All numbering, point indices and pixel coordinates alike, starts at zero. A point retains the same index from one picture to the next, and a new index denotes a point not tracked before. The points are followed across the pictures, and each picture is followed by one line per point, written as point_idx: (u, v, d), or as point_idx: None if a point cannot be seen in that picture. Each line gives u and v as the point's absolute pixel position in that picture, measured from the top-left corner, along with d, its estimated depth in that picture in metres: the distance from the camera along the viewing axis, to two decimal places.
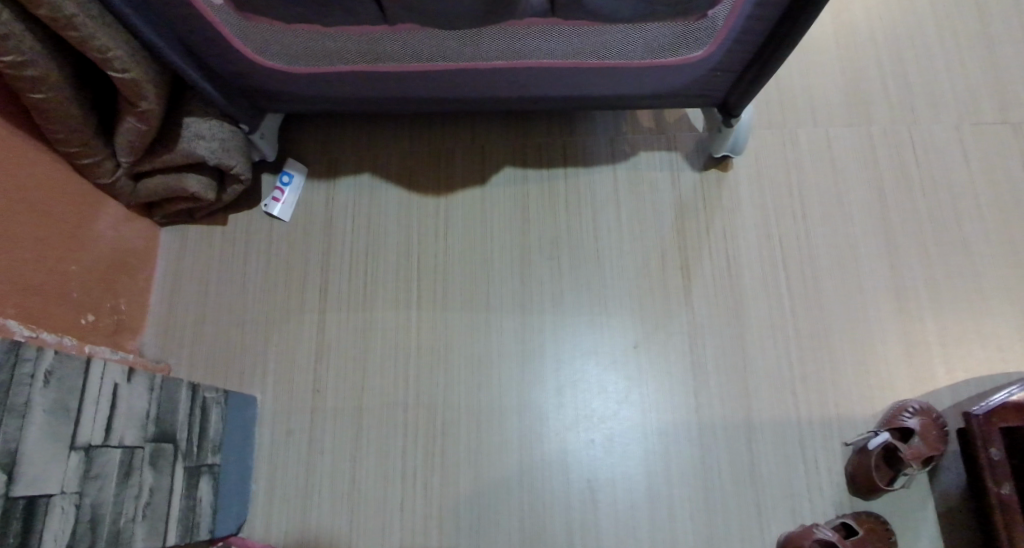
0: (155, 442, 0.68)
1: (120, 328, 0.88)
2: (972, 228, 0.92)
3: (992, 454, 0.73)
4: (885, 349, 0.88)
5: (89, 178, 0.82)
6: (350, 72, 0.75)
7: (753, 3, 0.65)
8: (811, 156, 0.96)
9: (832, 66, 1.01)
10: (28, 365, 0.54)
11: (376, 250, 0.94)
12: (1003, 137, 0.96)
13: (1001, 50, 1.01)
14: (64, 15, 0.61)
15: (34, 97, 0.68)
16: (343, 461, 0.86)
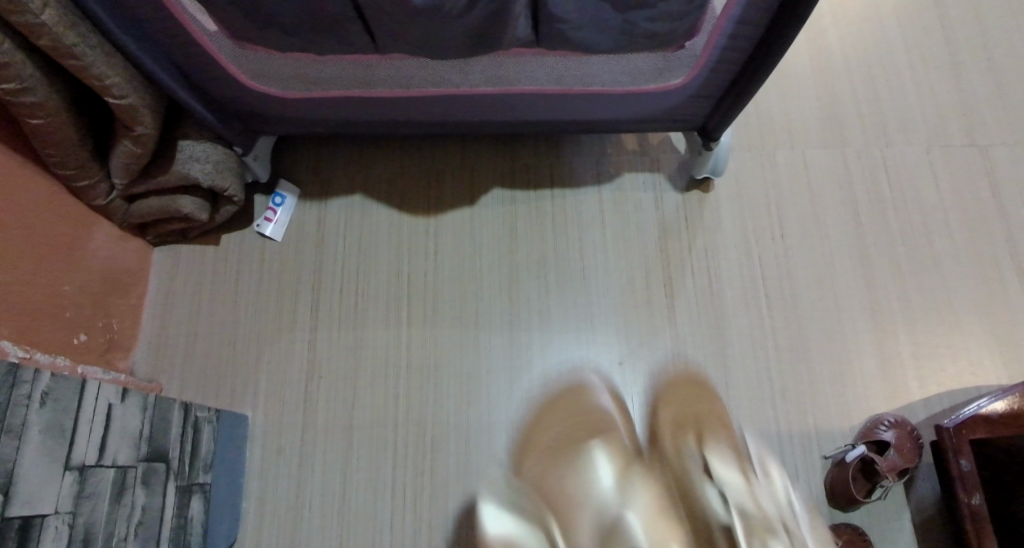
0: (148, 461, 0.69)
1: (111, 347, 0.88)
2: (943, 247, 0.96)
3: (962, 465, 0.76)
4: (861, 364, 0.91)
5: (84, 200, 0.83)
6: (342, 98, 0.77)
7: (728, 35, 0.69)
8: (789, 177, 1.00)
9: (808, 91, 1.05)
10: (26, 386, 0.55)
11: (366, 270, 0.95)
12: (971, 159, 1.01)
13: (968, 74, 1.06)
14: (64, 44, 0.62)
15: (33, 123, 0.70)
16: (333, 479, 0.87)
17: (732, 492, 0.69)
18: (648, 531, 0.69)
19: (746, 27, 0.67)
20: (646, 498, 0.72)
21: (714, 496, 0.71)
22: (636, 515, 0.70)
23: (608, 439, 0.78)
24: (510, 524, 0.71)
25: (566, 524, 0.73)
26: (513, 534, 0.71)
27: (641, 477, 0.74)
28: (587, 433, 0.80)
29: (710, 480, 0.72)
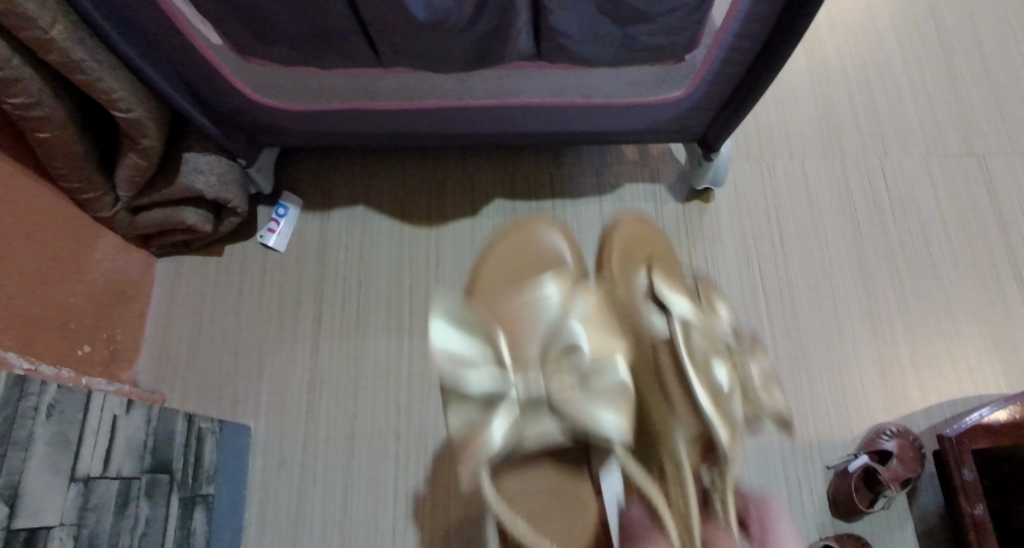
0: (152, 472, 0.69)
1: (114, 358, 0.89)
2: (942, 255, 0.96)
3: (965, 475, 0.77)
4: (861, 373, 0.91)
5: (88, 212, 0.84)
6: (345, 110, 0.78)
7: (727, 48, 0.70)
8: (788, 186, 1.01)
9: (806, 100, 1.06)
10: (31, 399, 0.55)
11: (368, 281, 0.96)
12: (969, 167, 1.01)
13: (964, 83, 1.07)
14: (72, 60, 0.63)
15: (40, 136, 0.70)
16: (335, 490, 0.87)
17: (678, 302, 0.70)
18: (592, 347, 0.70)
19: (744, 41, 0.68)
20: (590, 313, 0.75)
21: (658, 326, 0.71)
22: (583, 327, 0.73)
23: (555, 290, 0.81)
24: (459, 348, 0.68)
25: (516, 343, 0.75)
26: (458, 356, 0.68)
27: (587, 302, 0.76)
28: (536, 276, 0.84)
29: (656, 304, 0.73)
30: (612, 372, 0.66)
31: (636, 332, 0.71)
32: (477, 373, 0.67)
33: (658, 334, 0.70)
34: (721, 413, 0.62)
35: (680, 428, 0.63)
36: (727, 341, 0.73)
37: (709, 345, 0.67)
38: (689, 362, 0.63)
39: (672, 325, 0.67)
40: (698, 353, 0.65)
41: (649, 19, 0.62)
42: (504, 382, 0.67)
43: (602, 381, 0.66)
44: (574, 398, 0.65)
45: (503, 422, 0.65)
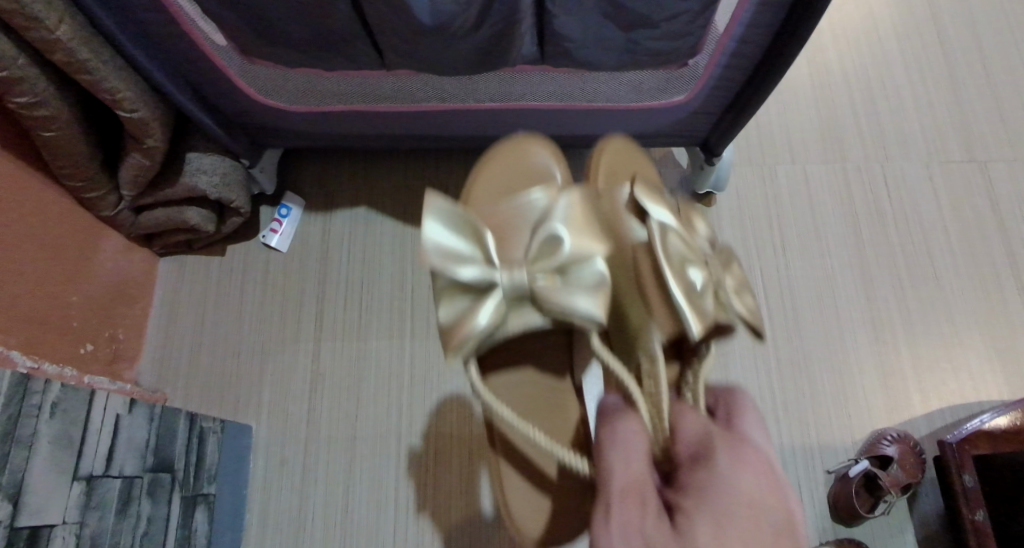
0: (154, 471, 0.70)
1: (117, 357, 0.89)
2: (943, 261, 0.97)
3: (966, 481, 0.76)
4: (862, 378, 0.91)
5: (92, 211, 0.84)
6: (349, 112, 0.79)
7: (730, 54, 0.70)
8: (790, 191, 1.01)
9: (808, 106, 1.06)
10: (36, 397, 0.56)
11: (371, 282, 0.96)
12: (970, 174, 1.02)
13: (966, 90, 1.07)
14: (78, 60, 0.63)
15: (44, 135, 0.71)
16: (336, 491, 0.87)
17: (656, 202, 0.54)
18: (575, 237, 0.56)
19: (747, 46, 0.69)
20: (576, 211, 0.57)
21: (637, 229, 0.55)
22: (564, 223, 0.56)
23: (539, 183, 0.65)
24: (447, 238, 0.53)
25: (500, 237, 0.59)
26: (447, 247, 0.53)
27: (573, 195, 0.58)
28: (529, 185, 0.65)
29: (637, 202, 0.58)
30: (593, 268, 0.54)
31: (609, 231, 0.57)
32: (465, 263, 0.53)
33: (636, 237, 0.55)
34: (697, 309, 0.49)
35: (658, 325, 0.52)
36: (712, 246, 0.58)
37: (692, 248, 0.53)
38: (667, 263, 0.50)
39: (649, 224, 0.53)
40: (675, 255, 0.51)
41: (652, 24, 0.63)
42: (490, 270, 0.53)
43: (582, 274, 0.54)
44: (555, 287, 0.53)
45: (488, 312, 0.53)
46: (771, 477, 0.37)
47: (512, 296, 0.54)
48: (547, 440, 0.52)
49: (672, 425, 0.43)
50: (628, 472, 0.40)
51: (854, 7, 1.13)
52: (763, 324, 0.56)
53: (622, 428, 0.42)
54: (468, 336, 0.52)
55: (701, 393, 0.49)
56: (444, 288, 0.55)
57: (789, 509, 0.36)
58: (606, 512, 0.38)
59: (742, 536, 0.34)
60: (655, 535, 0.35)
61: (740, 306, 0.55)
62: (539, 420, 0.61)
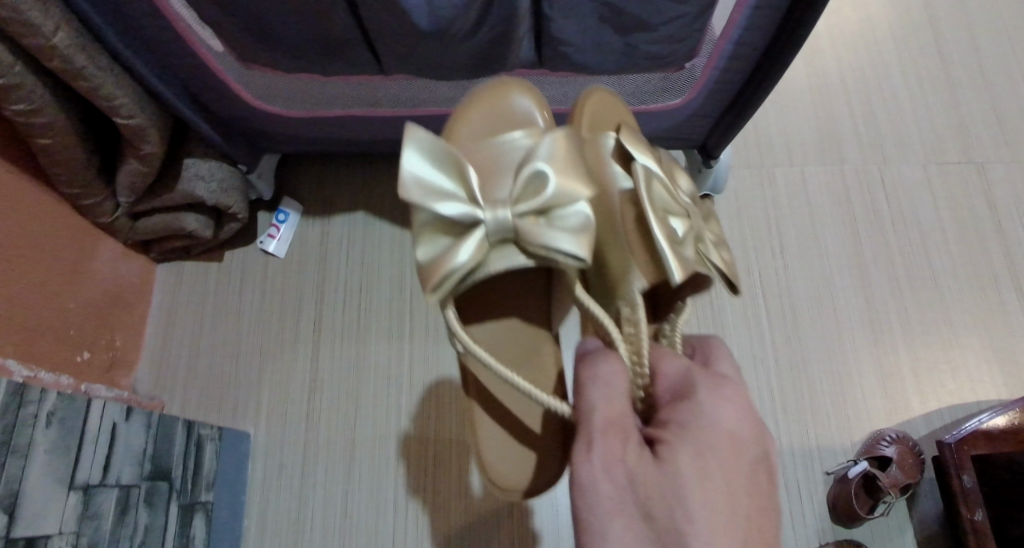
0: (151, 480, 0.69)
1: (114, 364, 0.88)
2: (941, 262, 0.97)
3: (964, 481, 0.76)
4: (861, 380, 0.91)
5: (89, 218, 0.84)
6: (346, 117, 0.78)
7: (728, 57, 0.69)
8: (788, 193, 1.01)
9: (806, 108, 1.06)
10: (31, 406, 0.55)
11: (369, 286, 0.96)
12: (967, 175, 1.02)
13: (962, 92, 1.07)
14: (75, 67, 0.63)
15: (41, 142, 0.70)
16: (335, 497, 0.86)
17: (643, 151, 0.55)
18: (558, 174, 0.54)
19: (745, 49, 0.68)
20: (561, 147, 0.55)
21: (620, 176, 0.57)
22: (547, 161, 0.54)
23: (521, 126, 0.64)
24: (430, 174, 0.53)
25: (484, 176, 0.58)
26: (430, 182, 0.53)
27: (559, 134, 0.55)
28: (511, 129, 0.63)
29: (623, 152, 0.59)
30: (575, 208, 0.54)
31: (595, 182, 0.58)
32: (448, 199, 0.52)
33: (623, 187, 0.57)
34: (680, 256, 0.50)
35: (638, 272, 0.53)
36: (693, 201, 0.60)
37: (675, 198, 0.55)
38: (651, 211, 0.51)
39: (636, 172, 0.53)
40: (659, 205, 0.53)
41: (650, 27, 0.63)
42: (473, 208, 0.53)
43: (566, 216, 0.54)
44: (538, 225, 0.53)
45: (469, 249, 0.53)
46: (748, 410, 0.40)
47: (495, 235, 0.54)
48: (525, 383, 0.51)
49: (652, 364, 0.46)
50: (610, 407, 0.41)
51: (850, 10, 1.13)
52: (738, 277, 0.59)
53: (604, 367, 0.43)
54: (448, 273, 0.52)
55: (678, 338, 0.54)
56: (426, 224, 0.56)
57: (762, 441, 0.40)
58: (589, 444, 0.39)
59: (722, 468, 0.37)
60: (640, 468, 0.37)
61: (718, 258, 0.58)
62: (517, 364, 0.62)
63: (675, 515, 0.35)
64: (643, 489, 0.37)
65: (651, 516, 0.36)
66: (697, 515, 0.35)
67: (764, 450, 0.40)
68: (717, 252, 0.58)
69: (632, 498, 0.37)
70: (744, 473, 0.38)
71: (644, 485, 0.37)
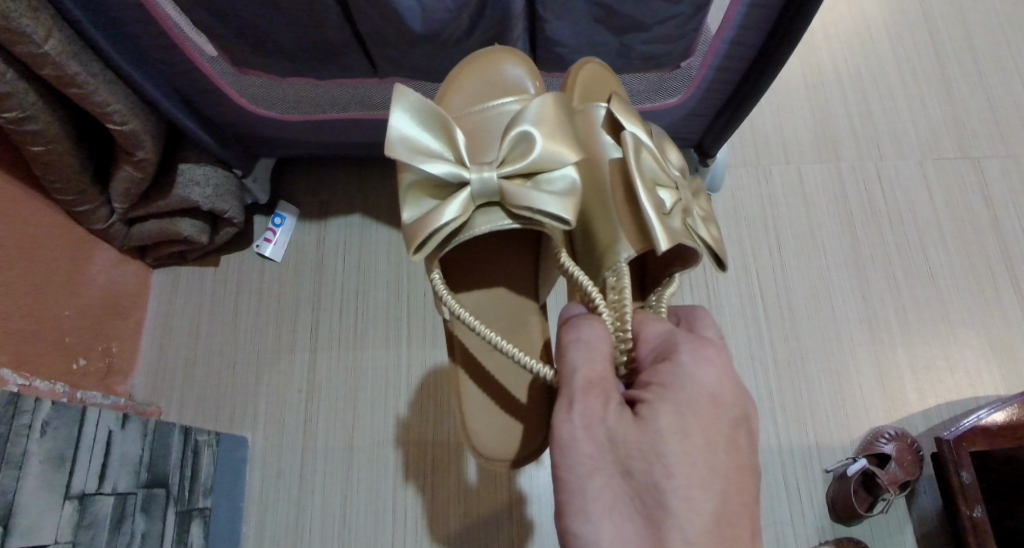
0: (148, 487, 0.69)
1: (110, 371, 0.88)
2: (938, 258, 0.97)
3: (963, 477, 0.76)
4: (859, 377, 0.91)
5: (84, 224, 0.83)
6: (342, 121, 0.78)
7: (723, 56, 0.69)
8: (785, 192, 1.01)
9: (801, 106, 1.06)
10: (26, 415, 0.55)
11: (365, 289, 0.95)
12: (964, 171, 1.02)
13: (958, 87, 1.07)
14: (67, 73, 0.62)
15: (34, 150, 0.70)
16: (333, 502, 0.86)
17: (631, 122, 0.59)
18: (546, 138, 0.56)
19: (740, 48, 0.68)
20: (550, 111, 0.57)
21: (611, 147, 0.63)
22: (535, 124, 0.56)
23: (511, 92, 0.64)
24: (417, 134, 0.56)
25: (473, 140, 0.61)
26: (418, 142, 0.56)
27: (549, 97, 0.57)
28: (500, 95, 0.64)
29: (613, 123, 0.63)
30: (562, 172, 0.57)
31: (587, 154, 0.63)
32: (436, 160, 0.55)
33: (612, 156, 0.62)
34: (666, 227, 0.53)
35: (626, 241, 0.57)
36: (682, 174, 0.62)
37: (663, 168, 0.58)
38: (640, 181, 0.55)
39: (625, 141, 0.57)
40: (647, 175, 0.56)
41: (644, 27, 0.63)
42: (461, 169, 0.55)
43: (553, 180, 0.57)
44: (523, 188, 0.55)
45: (456, 207, 0.55)
46: (729, 370, 0.42)
47: (481, 197, 0.56)
48: (510, 347, 0.53)
49: (635, 328, 0.48)
50: (592, 368, 0.43)
51: (845, 7, 1.13)
52: (725, 252, 0.61)
53: (588, 331, 0.45)
54: (434, 230, 0.54)
55: (665, 308, 0.55)
56: (413, 185, 0.58)
57: (742, 401, 0.41)
58: (570, 405, 0.41)
59: (700, 426, 0.39)
60: (620, 428, 0.39)
61: (705, 232, 0.60)
62: (504, 330, 0.65)
63: (653, 471, 0.38)
64: (625, 453, 0.39)
65: (632, 475, 0.38)
66: (675, 470, 0.37)
67: (744, 417, 0.41)
68: (705, 228, 0.60)
69: (612, 457, 0.39)
70: (725, 431, 0.40)
71: (625, 449, 0.39)
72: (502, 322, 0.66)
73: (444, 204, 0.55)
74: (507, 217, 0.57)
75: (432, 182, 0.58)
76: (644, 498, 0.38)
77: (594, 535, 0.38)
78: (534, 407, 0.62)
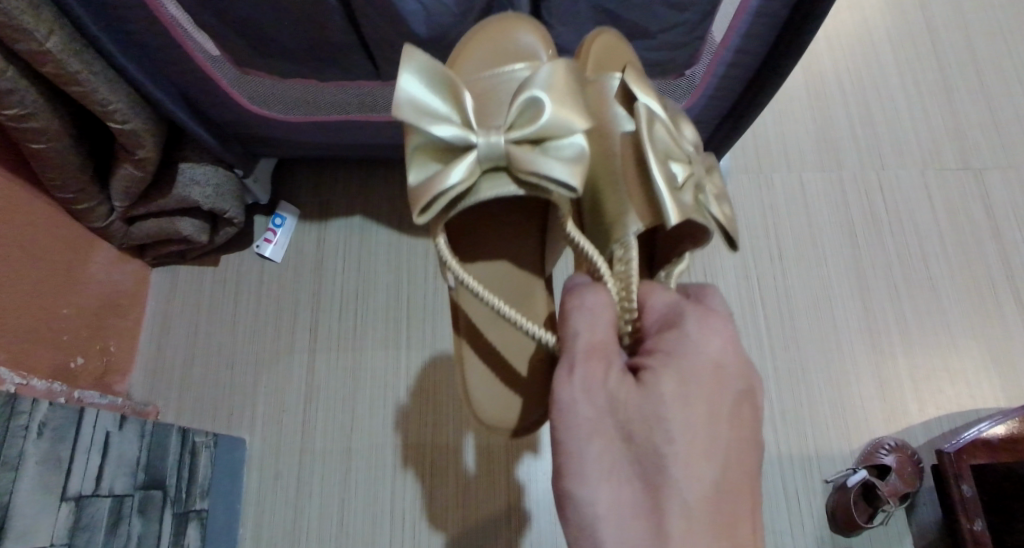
0: (145, 489, 0.68)
1: (108, 370, 0.88)
2: (939, 267, 0.97)
3: (964, 491, 0.76)
4: (859, 386, 0.91)
5: (83, 223, 0.83)
6: (345, 123, 0.78)
7: (727, 64, 0.68)
8: (786, 199, 1.00)
9: (803, 113, 1.06)
10: (23, 417, 0.54)
11: (365, 290, 0.95)
12: (965, 182, 1.02)
13: (959, 96, 1.07)
14: (68, 72, 0.62)
15: (35, 147, 0.70)
16: (331, 505, 0.86)
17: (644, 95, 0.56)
18: (556, 104, 0.54)
19: (744, 57, 0.67)
20: (561, 77, 0.55)
21: (624, 119, 0.59)
22: (546, 89, 0.54)
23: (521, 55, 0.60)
24: (425, 93, 0.53)
25: (481, 103, 0.58)
26: (425, 102, 0.53)
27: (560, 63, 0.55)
28: (509, 57, 0.60)
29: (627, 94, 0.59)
30: (571, 140, 0.54)
31: (596, 125, 0.59)
32: (442, 122, 0.53)
33: (623, 130, 0.58)
34: (678, 201, 0.51)
35: (634, 214, 0.54)
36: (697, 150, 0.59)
37: (677, 143, 0.55)
38: (652, 153, 0.52)
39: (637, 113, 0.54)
40: (660, 148, 0.53)
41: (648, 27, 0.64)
42: (468, 132, 0.53)
43: (561, 147, 0.54)
44: (531, 154, 0.52)
45: (461, 171, 0.53)
46: (734, 350, 0.42)
47: (488, 160, 0.54)
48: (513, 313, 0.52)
49: (641, 300, 0.47)
50: (594, 332, 0.42)
51: (847, 14, 1.13)
52: (737, 232, 0.59)
53: (590, 298, 0.44)
54: (437, 194, 0.53)
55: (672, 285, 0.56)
56: (419, 147, 0.56)
57: (746, 375, 0.42)
58: (571, 367, 0.41)
59: (703, 394, 0.40)
60: (621, 392, 0.39)
61: (717, 211, 0.57)
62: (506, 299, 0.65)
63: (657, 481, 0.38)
64: (628, 432, 0.39)
65: (633, 451, 0.39)
66: (675, 434, 0.38)
67: (749, 429, 0.41)
68: (717, 204, 0.58)
69: (615, 461, 0.39)
70: (727, 402, 0.41)
71: (629, 423, 0.39)
72: (503, 294, 0.66)
73: (450, 167, 0.53)
74: (512, 183, 0.55)
75: (438, 145, 0.56)
76: (648, 502, 0.38)
77: (592, 525, 0.38)
78: (534, 380, 0.61)
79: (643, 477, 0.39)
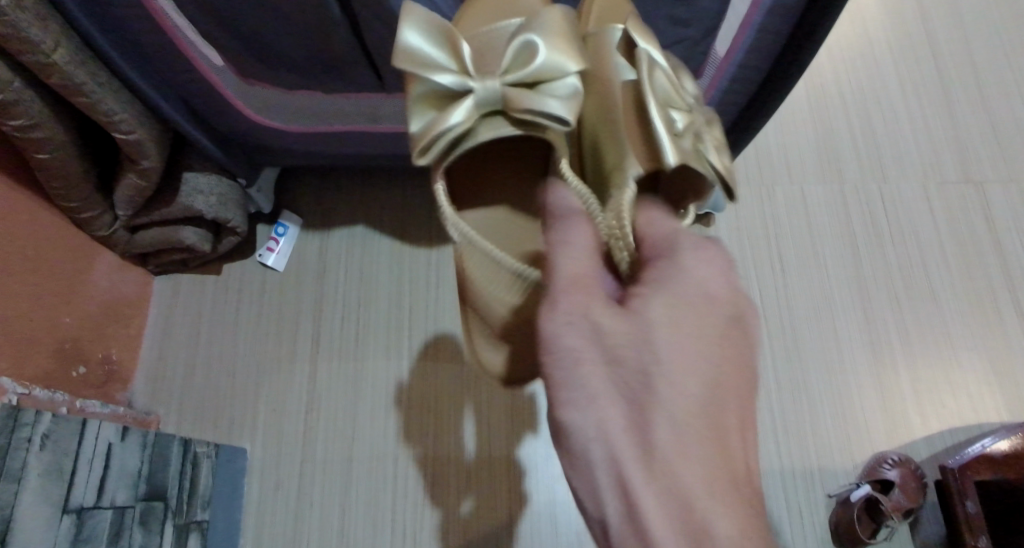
0: (147, 500, 0.68)
1: (110, 379, 0.88)
2: (941, 280, 0.97)
3: (968, 507, 0.76)
4: (862, 399, 0.91)
5: (87, 231, 0.83)
6: (347, 135, 0.78)
7: (731, 78, 0.68)
8: (788, 211, 1.01)
9: (805, 125, 1.06)
10: (26, 429, 0.55)
11: (368, 299, 0.95)
12: (966, 195, 1.02)
13: (960, 109, 1.08)
14: (74, 83, 0.62)
15: (40, 157, 0.70)
16: (331, 515, 0.85)
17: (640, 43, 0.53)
18: (551, 46, 0.52)
19: (747, 72, 0.67)
20: (557, 21, 0.53)
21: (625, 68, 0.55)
22: (540, 32, 0.52)
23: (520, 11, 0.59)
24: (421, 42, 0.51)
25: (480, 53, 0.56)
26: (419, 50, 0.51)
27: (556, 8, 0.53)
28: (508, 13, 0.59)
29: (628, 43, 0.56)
30: (567, 81, 0.51)
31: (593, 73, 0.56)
32: (438, 70, 0.51)
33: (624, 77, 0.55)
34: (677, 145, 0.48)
35: (633, 159, 0.49)
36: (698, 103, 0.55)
37: (678, 92, 0.52)
38: (653, 99, 0.49)
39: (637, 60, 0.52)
40: (659, 94, 0.50)
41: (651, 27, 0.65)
42: (464, 77, 0.51)
43: (556, 88, 0.51)
44: (525, 93, 0.50)
45: (458, 114, 0.51)
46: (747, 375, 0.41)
47: (484, 104, 0.52)
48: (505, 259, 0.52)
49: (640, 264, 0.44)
50: (578, 265, 0.41)
51: (850, 27, 1.13)
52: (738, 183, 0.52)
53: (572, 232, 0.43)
54: (433, 138, 0.51)
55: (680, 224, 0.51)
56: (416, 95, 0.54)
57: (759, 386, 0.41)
58: (554, 302, 0.40)
59: (717, 404, 0.38)
60: (607, 322, 0.38)
61: (717, 159, 0.51)
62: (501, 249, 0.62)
63: None
64: (621, 389, 0.37)
65: None
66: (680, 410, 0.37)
67: None
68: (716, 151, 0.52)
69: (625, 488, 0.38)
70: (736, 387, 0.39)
71: (622, 371, 0.38)
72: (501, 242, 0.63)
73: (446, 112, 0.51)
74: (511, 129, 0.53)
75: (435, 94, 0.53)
76: None
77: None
78: None
79: (632, 428, 0.36)
